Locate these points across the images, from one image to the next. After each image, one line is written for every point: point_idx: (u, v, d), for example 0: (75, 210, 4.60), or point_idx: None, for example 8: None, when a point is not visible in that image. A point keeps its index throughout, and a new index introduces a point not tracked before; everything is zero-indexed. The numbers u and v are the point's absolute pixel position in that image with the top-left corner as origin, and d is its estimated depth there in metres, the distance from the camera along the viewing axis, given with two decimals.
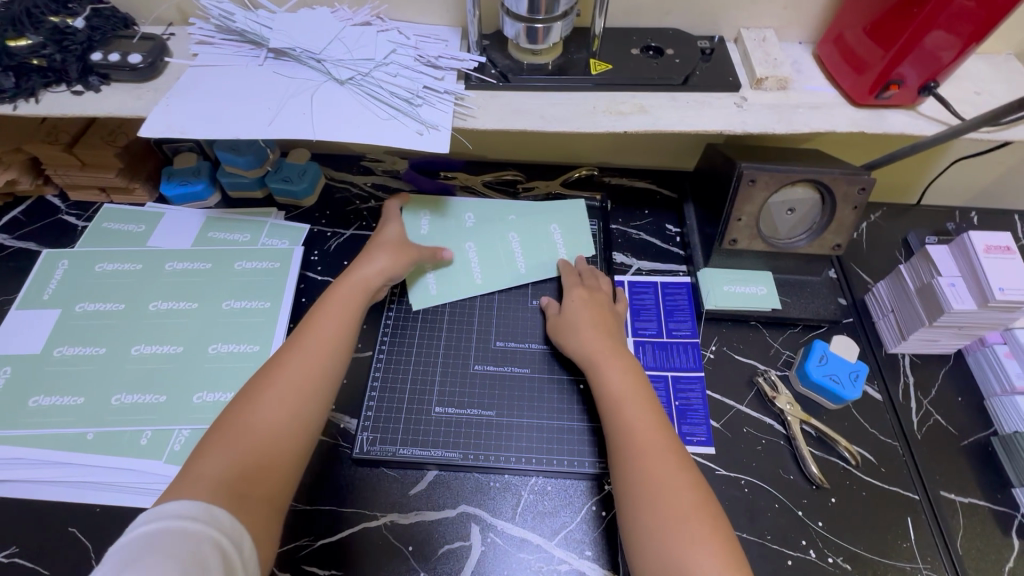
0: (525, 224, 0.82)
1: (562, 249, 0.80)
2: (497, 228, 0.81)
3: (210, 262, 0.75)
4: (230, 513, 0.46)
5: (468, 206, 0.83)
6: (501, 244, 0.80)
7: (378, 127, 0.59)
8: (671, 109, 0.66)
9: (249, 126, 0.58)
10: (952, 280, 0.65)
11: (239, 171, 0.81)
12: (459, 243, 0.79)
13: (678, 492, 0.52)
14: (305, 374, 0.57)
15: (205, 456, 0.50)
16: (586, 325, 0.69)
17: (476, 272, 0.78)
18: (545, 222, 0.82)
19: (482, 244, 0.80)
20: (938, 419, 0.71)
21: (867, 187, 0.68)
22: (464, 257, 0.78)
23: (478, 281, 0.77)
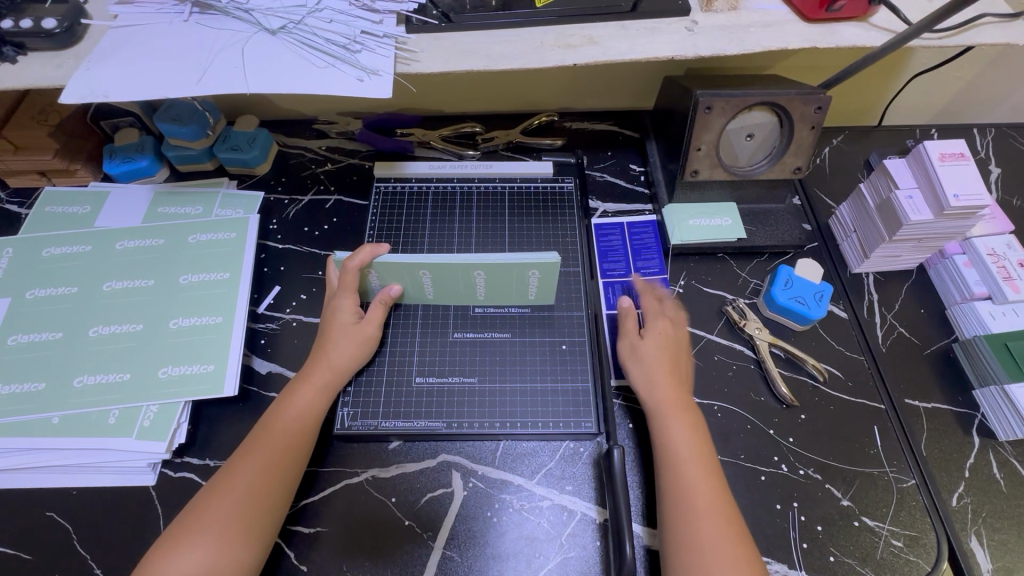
0: (497, 266, 0.61)
1: (533, 289, 0.67)
2: (460, 269, 0.63)
3: (162, 238, 0.72)
4: None
5: (422, 264, 0.62)
6: (462, 281, 0.65)
7: (317, 76, 0.57)
8: (621, 38, 0.64)
9: (178, 84, 0.55)
10: (909, 192, 0.66)
11: (185, 142, 0.78)
12: (411, 273, 0.64)
13: (714, 531, 0.52)
14: (277, 453, 0.56)
15: (179, 542, 0.51)
16: (661, 365, 0.62)
17: (429, 290, 0.67)
18: (521, 267, 0.62)
19: (441, 277, 0.64)
20: (901, 330, 0.72)
21: (823, 106, 0.67)
22: (419, 288, 0.67)
23: (429, 296, 0.69)
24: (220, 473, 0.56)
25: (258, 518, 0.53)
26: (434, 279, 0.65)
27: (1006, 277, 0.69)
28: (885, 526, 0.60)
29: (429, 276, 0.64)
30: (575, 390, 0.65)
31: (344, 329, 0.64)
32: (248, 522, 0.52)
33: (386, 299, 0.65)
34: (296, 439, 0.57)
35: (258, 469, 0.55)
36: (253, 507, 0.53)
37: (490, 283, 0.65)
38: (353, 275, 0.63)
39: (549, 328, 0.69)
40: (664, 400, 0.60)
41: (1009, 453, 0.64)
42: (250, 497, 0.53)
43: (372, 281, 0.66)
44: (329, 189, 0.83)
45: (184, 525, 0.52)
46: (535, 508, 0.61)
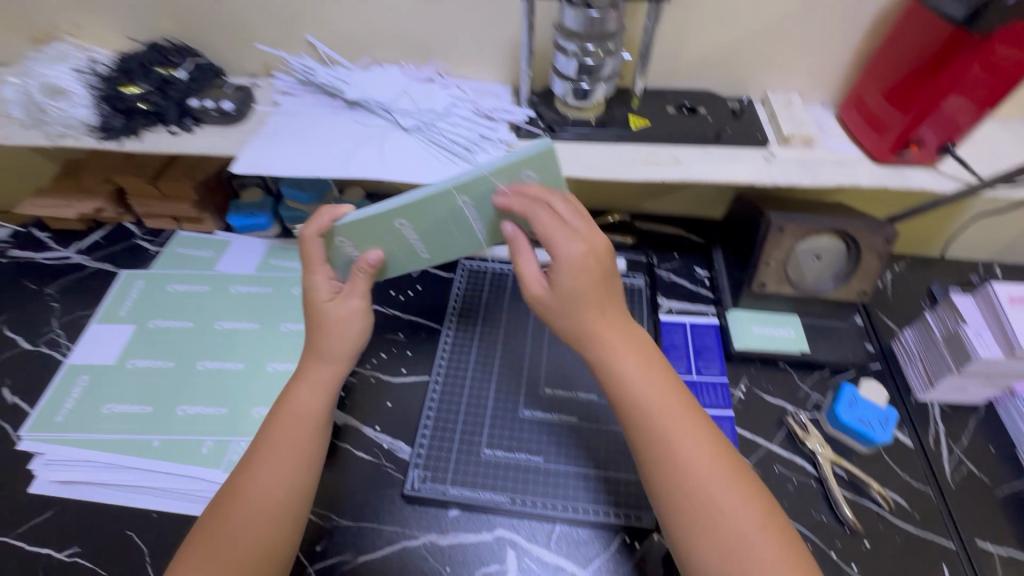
0: (435, 188, 0.58)
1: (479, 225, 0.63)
2: (441, 207, 0.60)
3: (270, 287, 0.81)
4: None
5: (398, 211, 0.60)
6: (445, 217, 0.61)
7: (440, 169, 0.66)
8: (704, 161, 0.72)
9: (327, 166, 0.65)
10: (978, 329, 0.68)
11: (301, 205, 0.89)
12: (387, 223, 0.61)
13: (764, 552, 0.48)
14: (279, 466, 0.55)
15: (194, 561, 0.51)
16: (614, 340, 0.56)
17: (420, 247, 0.66)
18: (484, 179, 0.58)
19: (420, 223, 0.62)
20: (971, 467, 0.71)
21: (890, 238, 0.72)
22: (405, 240, 0.64)
23: (425, 258, 0.68)
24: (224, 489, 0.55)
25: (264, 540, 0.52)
26: (412, 225, 0.62)
27: None
28: None
29: (406, 225, 0.61)
30: (634, 483, 0.66)
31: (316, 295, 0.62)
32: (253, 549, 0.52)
33: (365, 262, 0.61)
34: (297, 444, 0.57)
35: (266, 487, 0.54)
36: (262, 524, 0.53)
37: (480, 211, 0.61)
38: (319, 240, 0.61)
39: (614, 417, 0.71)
40: (658, 407, 0.54)
41: None
42: (260, 510, 0.53)
43: (352, 253, 0.63)
44: None
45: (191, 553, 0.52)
46: None
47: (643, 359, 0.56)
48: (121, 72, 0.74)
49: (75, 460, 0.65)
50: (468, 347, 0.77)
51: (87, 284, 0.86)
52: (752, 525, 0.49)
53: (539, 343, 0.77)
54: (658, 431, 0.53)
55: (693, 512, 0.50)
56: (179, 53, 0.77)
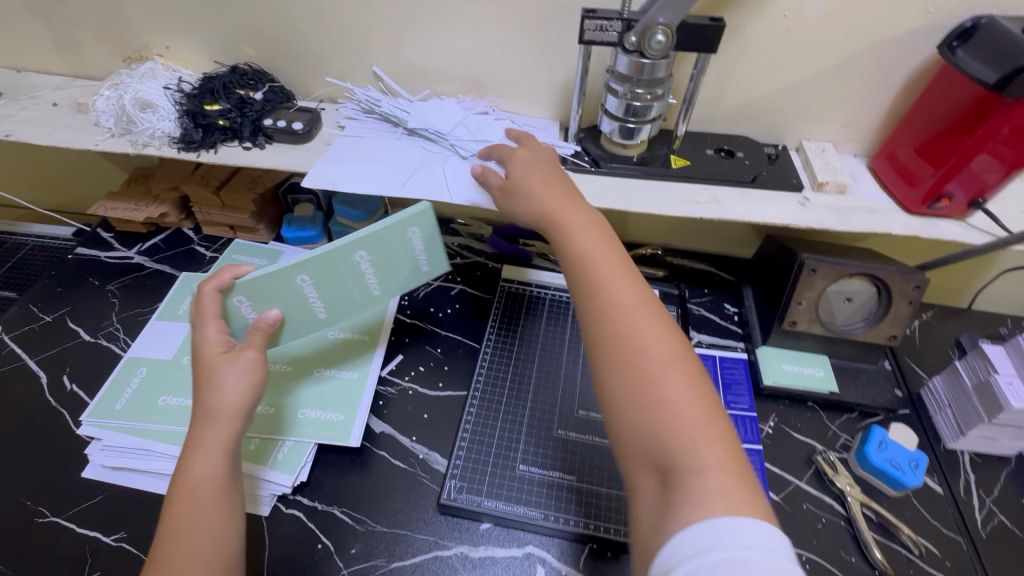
0: (319, 258, 0.65)
1: (422, 259, 0.70)
2: (331, 259, 0.65)
3: None
4: None
5: (298, 266, 0.65)
6: (344, 272, 0.67)
7: (493, 194, 0.71)
8: (741, 201, 0.76)
9: (389, 184, 0.70)
10: (1010, 379, 0.69)
11: (350, 222, 0.95)
12: (287, 278, 0.65)
13: (715, 462, 0.43)
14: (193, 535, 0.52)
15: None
16: (593, 241, 0.57)
17: (317, 307, 0.70)
18: (400, 225, 0.66)
19: (322, 279, 0.67)
20: (1003, 519, 0.71)
21: (921, 285, 0.74)
22: (308, 301, 0.69)
23: (325, 319, 0.72)
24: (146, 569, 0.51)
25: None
26: (314, 283, 0.67)
27: None
28: None
29: (308, 281, 0.66)
30: None
31: (220, 356, 0.60)
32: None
33: (272, 321, 0.64)
34: (204, 507, 0.53)
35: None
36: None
37: (376, 267, 0.68)
38: (226, 288, 0.63)
39: None
40: (627, 309, 0.52)
41: None
42: None
43: (246, 313, 0.66)
44: (456, 279, 0.95)
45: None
46: None
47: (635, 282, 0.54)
48: (206, 92, 0.81)
49: (128, 447, 0.68)
50: (507, 366, 0.79)
51: (145, 284, 0.91)
52: (699, 438, 0.44)
53: (573, 366, 0.80)
54: (622, 332, 0.51)
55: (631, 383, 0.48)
56: (258, 76, 0.84)
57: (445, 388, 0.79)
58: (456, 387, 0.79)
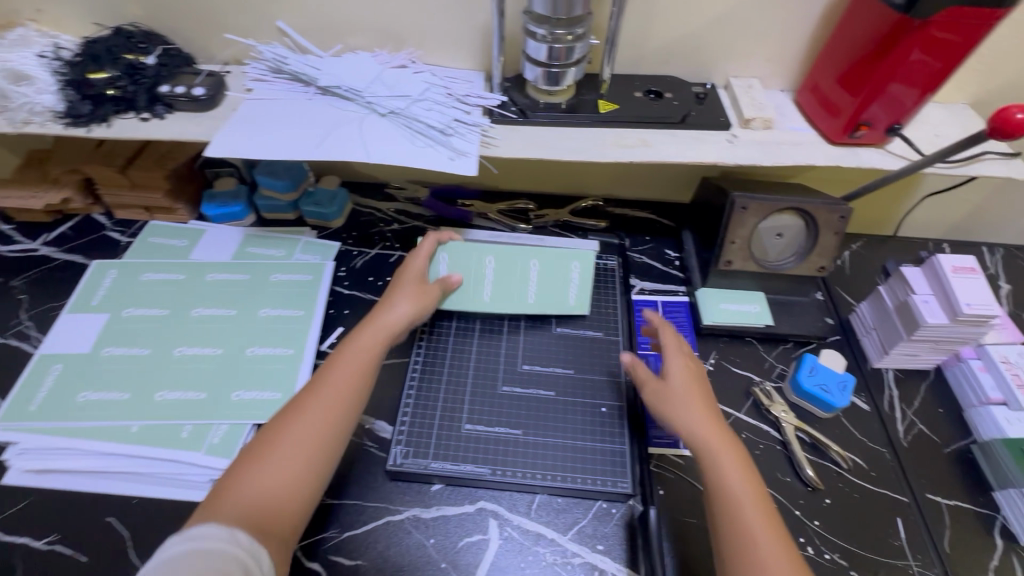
0: (550, 252, 0.78)
1: (534, 288, 0.78)
2: (519, 256, 0.78)
3: (247, 274, 0.81)
4: (252, 540, 0.50)
5: (489, 249, 0.78)
6: (476, 266, 0.77)
7: (415, 151, 0.68)
8: (671, 143, 0.75)
9: (301, 148, 0.66)
10: (926, 298, 0.73)
11: (275, 194, 0.90)
12: (479, 256, 0.78)
13: (771, 546, 0.52)
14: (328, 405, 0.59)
15: (237, 476, 0.54)
16: (694, 403, 0.63)
17: (486, 292, 0.77)
18: (568, 258, 0.79)
19: (502, 266, 0.78)
20: (922, 428, 0.76)
21: (845, 214, 0.76)
22: (481, 279, 0.78)
23: (487, 304, 0.77)
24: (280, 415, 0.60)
25: (287, 493, 0.55)
26: (495, 267, 0.78)
27: (1020, 384, 0.73)
28: None
29: (492, 263, 0.78)
30: (611, 451, 0.68)
31: (414, 277, 0.73)
32: (264, 512, 0.53)
33: (450, 283, 0.75)
34: (348, 394, 0.61)
35: (307, 439, 0.57)
36: (291, 474, 0.55)
37: (541, 278, 0.79)
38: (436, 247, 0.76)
39: (591, 392, 0.73)
40: (710, 431, 0.60)
41: None
42: (309, 445, 0.57)
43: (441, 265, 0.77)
44: (395, 246, 0.92)
45: (225, 483, 0.55)
46: (567, 564, 0.63)
47: (707, 407, 0.63)
48: (87, 58, 0.73)
49: (50, 448, 0.64)
50: (448, 329, 0.78)
51: (55, 276, 0.84)
52: (776, 559, 0.51)
53: (516, 325, 0.79)
54: (708, 456, 0.58)
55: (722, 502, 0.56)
56: (149, 40, 0.76)
57: (386, 356, 0.77)
58: (399, 355, 0.78)
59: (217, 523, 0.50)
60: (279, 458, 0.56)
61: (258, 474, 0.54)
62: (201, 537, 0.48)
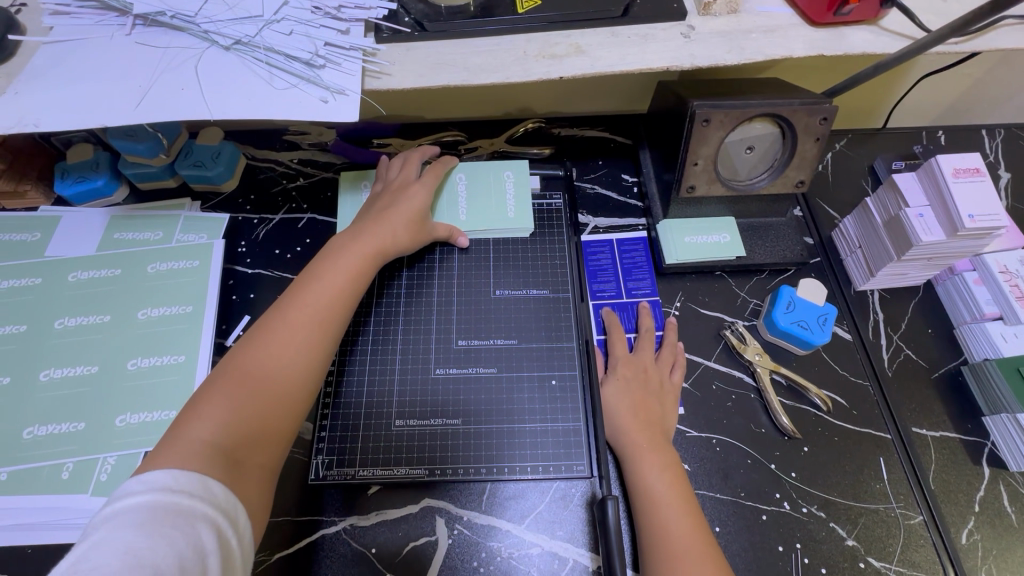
0: (475, 166, 0.74)
1: (463, 203, 0.72)
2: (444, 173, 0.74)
3: (118, 268, 0.67)
4: (225, 487, 0.43)
5: None
6: None
7: (273, 98, 0.51)
8: (611, 46, 0.58)
9: (114, 108, 0.49)
10: (920, 210, 0.62)
11: (141, 159, 0.72)
12: None
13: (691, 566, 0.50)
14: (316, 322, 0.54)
15: (203, 411, 0.47)
16: (625, 411, 0.60)
17: None
18: (497, 170, 0.75)
19: None
20: (908, 353, 0.69)
21: (828, 116, 0.62)
22: (452, 194, 0.72)
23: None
24: (263, 327, 0.53)
25: (264, 434, 0.49)
26: None
27: (1019, 296, 0.65)
28: (891, 567, 0.57)
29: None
30: (564, 428, 0.61)
31: (405, 197, 0.66)
32: (239, 454, 0.46)
33: (456, 236, 0.69)
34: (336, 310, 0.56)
35: (294, 360, 0.52)
36: (268, 412, 0.49)
37: (471, 190, 0.73)
38: (441, 166, 0.70)
39: (541, 363, 0.64)
40: (638, 441, 0.58)
41: (1021, 485, 0.61)
42: (294, 369, 0.51)
43: (365, 193, 0.74)
44: (302, 207, 0.78)
45: (183, 421, 0.47)
46: (523, 556, 0.57)
47: (643, 416, 0.60)
48: None
49: None
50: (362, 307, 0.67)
51: None
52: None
53: (449, 294, 0.68)
54: (634, 468, 0.57)
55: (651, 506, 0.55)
56: None
57: None
58: None
59: (179, 463, 0.43)
60: (254, 395, 0.49)
61: (228, 413, 0.47)
62: (164, 484, 0.41)
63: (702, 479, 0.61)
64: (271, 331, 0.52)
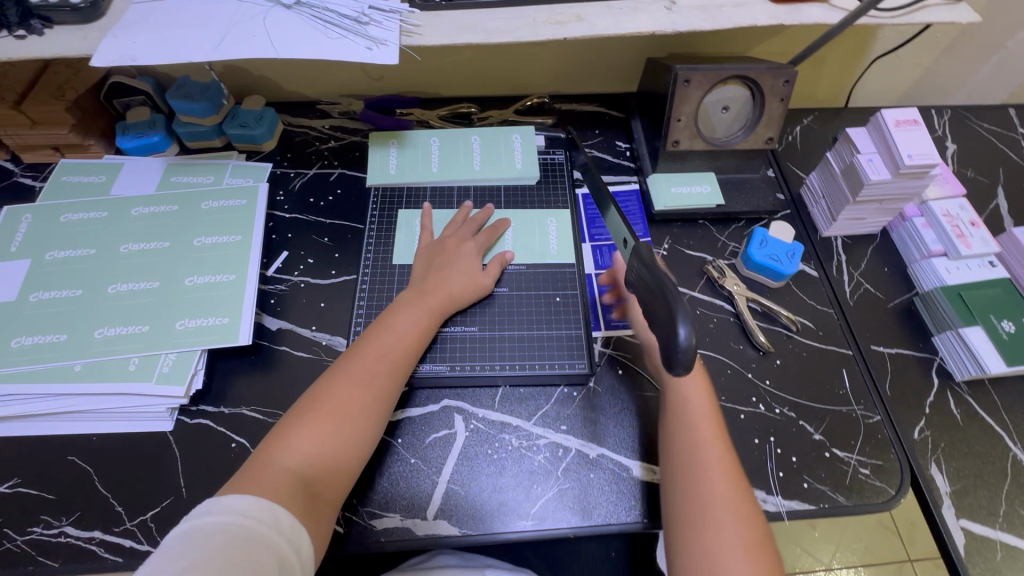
0: (489, 130, 0.85)
1: (477, 158, 0.83)
2: (461, 133, 0.85)
3: (175, 204, 0.76)
4: (290, 510, 0.49)
5: (430, 133, 0.85)
6: (422, 149, 0.84)
7: (328, 46, 0.62)
8: (606, 15, 0.70)
9: (198, 50, 0.60)
10: (869, 156, 0.73)
11: (196, 119, 0.83)
12: (424, 138, 0.85)
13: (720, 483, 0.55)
14: (382, 386, 0.60)
15: (285, 446, 0.54)
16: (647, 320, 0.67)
17: (433, 162, 0.82)
18: (507, 133, 0.86)
19: (446, 144, 0.84)
20: (868, 287, 0.78)
21: (790, 79, 0.74)
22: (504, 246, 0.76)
23: (433, 174, 0.81)
24: (335, 372, 0.60)
25: (338, 459, 0.55)
26: (440, 145, 0.84)
27: (959, 235, 0.76)
28: (853, 455, 0.66)
29: (437, 143, 0.84)
30: (567, 336, 0.70)
31: (456, 258, 0.71)
32: (318, 486, 0.53)
33: (504, 256, 0.73)
34: (398, 356, 0.63)
35: (358, 385, 0.59)
36: (338, 438, 0.56)
37: (484, 148, 0.84)
38: (492, 229, 0.75)
39: (549, 283, 0.74)
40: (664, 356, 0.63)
41: (966, 393, 0.70)
42: (361, 391, 0.59)
43: (392, 148, 0.84)
44: (333, 164, 0.88)
45: (271, 447, 0.54)
46: (532, 446, 0.65)
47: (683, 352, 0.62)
48: None
49: None
50: (391, 239, 0.78)
51: None
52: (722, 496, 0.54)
53: None
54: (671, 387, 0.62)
55: (694, 516, 0.53)
56: None
57: (335, 275, 0.77)
58: (354, 272, 0.77)
59: (254, 494, 0.49)
60: (323, 431, 0.55)
61: (306, 460, 0.53)
62: (237, 508, 0.47)
63: None
64: (343, 376, 0.59)
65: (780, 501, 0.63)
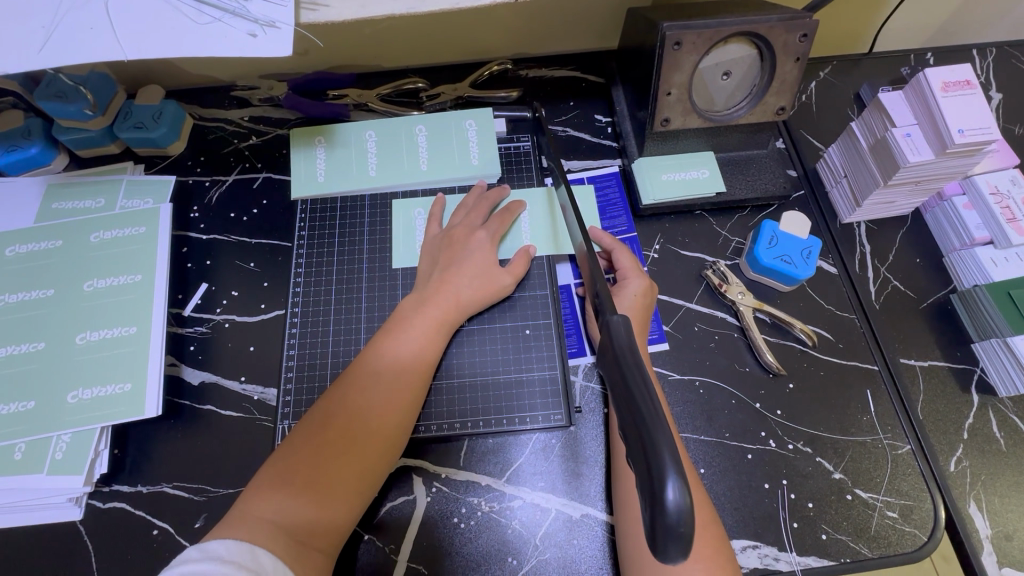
0: (436, 116, 0.71)
1: (425, 154, 0.69)
2: (403, 123, 0.71)
3: (59, 239, 0.63)
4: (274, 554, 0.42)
5: (366, 124, 0.71)
6: (355, 145, 0.70)
7: (194, 36, 0.46)
8: None
9: (17, 54, 0.45)
10: (907, 130, 0.58)
11: (78, 123, 0.66)
12: (358, 132, 0.70)
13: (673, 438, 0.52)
14: (385, 409, 0.52)
15: (268, 491, 0.46)
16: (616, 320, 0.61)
17: (372, 164, 0.69)
18: (459, 118, 0.71)
19: (386, 137, 0.70)
20: (896, 284, 0.66)
21: (809, 33, 0.58)
22: (519, 235, 0.65)
23: (371, 180, 0.68)
24: (334, 398, 0.52)
25: (335, 499, 0.47)
26: (379, 140, 0.70)
27: (1010, 219, 0.63)
28: (879, 497, 0.56)
29: (374, 138, 0.70)
30: (539, 379, 0.60)
31: (468, 251, 0.61)
32: (306, 532, 0.45)
33: (526, 251, 0.62)
34: (402, 373, 0.54)
35: (361, 409, 0.51)
36: (331, 475, 0.48)
37: (432, 140, 0.70)
38: (508, 213, 0.64)
39: (517, 310, 0.62)
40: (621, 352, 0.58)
41: (1009, 410, 0.60)
42: (365, 417, 0.51)
43: (320, 151, 0.69)
44: (256, 166, 0.73)
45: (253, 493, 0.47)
46: (506, 510, 0.56)
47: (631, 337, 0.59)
48: None
49: None
50: (326, 263, 0.65)
51: None
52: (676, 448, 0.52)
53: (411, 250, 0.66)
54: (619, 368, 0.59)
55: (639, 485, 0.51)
56: None
57: (263, 310, 0.64)
58: (282, 309, 0.64)
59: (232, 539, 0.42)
60: (316, 466, 0.48)
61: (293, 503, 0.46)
62: (219, 553, 0.40)
63: (687, 424, 0.59)
64: (340, 401, 0.52)
65: (794, 558, 0.54)
